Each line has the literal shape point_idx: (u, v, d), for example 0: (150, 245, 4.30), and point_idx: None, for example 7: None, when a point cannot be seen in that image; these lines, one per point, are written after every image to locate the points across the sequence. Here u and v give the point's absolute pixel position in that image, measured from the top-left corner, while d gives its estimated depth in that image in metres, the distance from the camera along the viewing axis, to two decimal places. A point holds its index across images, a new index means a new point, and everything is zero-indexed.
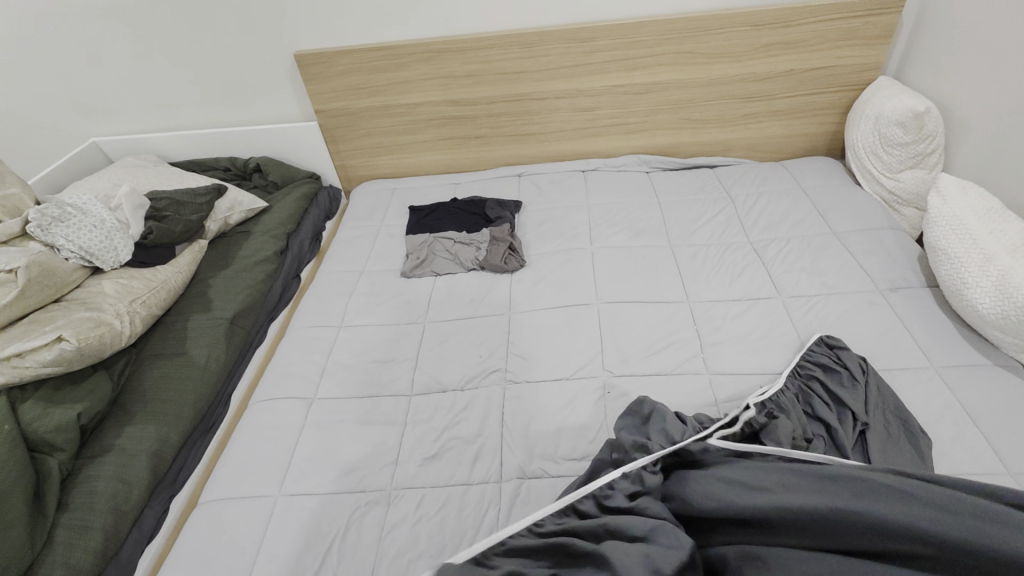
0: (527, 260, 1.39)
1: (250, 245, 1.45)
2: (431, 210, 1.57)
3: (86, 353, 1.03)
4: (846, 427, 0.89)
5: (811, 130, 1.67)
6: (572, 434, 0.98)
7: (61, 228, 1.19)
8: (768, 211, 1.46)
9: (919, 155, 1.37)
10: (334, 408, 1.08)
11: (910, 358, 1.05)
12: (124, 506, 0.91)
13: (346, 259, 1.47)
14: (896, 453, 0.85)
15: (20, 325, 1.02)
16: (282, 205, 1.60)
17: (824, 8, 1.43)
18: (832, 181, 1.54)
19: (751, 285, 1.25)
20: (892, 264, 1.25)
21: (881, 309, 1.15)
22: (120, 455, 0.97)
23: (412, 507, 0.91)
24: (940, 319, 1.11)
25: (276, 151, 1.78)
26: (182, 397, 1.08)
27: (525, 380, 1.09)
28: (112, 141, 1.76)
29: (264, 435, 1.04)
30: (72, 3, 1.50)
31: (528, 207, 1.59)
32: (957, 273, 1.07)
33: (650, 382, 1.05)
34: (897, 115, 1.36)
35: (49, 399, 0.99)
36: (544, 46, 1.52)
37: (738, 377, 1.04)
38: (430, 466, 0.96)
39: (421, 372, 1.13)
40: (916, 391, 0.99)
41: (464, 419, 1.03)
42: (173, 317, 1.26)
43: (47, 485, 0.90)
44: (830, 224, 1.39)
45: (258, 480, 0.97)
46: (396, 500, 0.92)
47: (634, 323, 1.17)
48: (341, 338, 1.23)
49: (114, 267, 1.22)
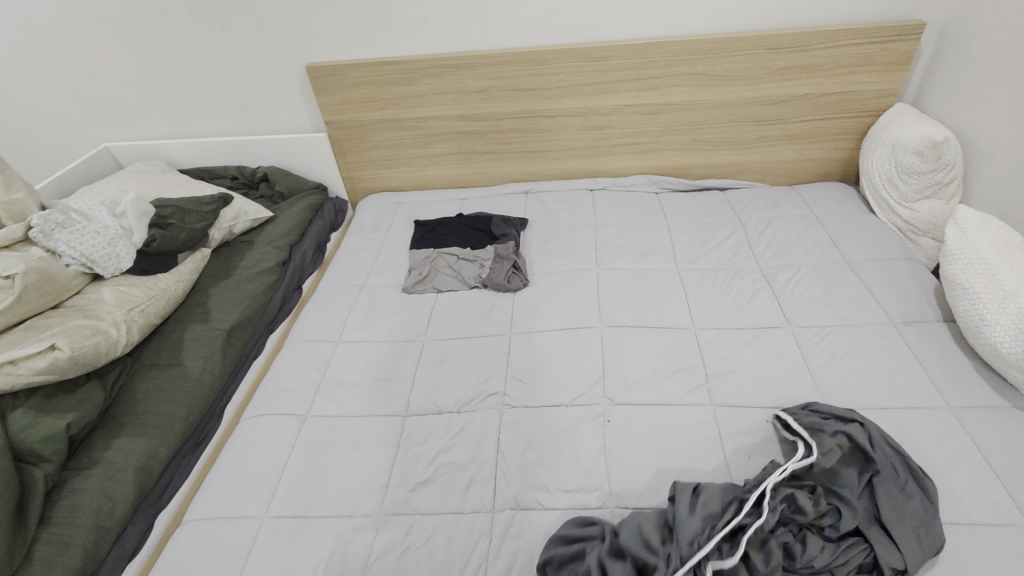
0: (530, 279, 1.37)
1: (253, 256, 1.44)
2: (436, 225, 1.56)
3: (80, 361, 1.01)
4: (851, 479, 0.84)
5: (825, 156, 1.64)
6: (569, 464, 0.94)
7: (64, 233, 1.18)
8: (779, 237, 1.43)
9: (937, 185, 1.34)
10: (327, 427, 1.06)
11: (924, 397, 1.00)
12: (108, 522, 0.89)
13: (348, 272, 1.46)
14: (906, 502, 0.81)
15: (16, 331, 1.01)
16: (287, 215, 1.60)
17: (841, 32, 1.40)
18: (845, 208, 1.51)
19: (760, 313, 1.21)
20: (907, 296, 1.21)
21: (895, 343, 1.11)
22: (107, 468, 0.96)
23: (399, 536, 0.88)
24: (957, 357, 1.07)
25: (285, 161, 1.78)
26: (174, 410, 1.07)
27: (523, 404, 1.06)
28: (124, 147, 1.78)
29: (254, 453, 1.02)
30: (90, 12, 1.52)
31: (534, 225, 1.57)
32: (975, 309, 1.03)
33: (651, 411, 1.02)
34: (914, 144, 1.33)
35: (39, 408, 0.97)
36: (556, 64, 1.51)
37: (743, 410, 1.01)
38: (421, 495, 0.93)
39: (417, 393, 1.11)
40: (930, 432, 0.94)
41: (458, 443, 1.00)
42: (171, 326, 1.25)
43: (31, 497, 0.89)
44: (842, 252, 1.36)
45: (244, 500, 0.95)
46: (384, 527, 0.89)
47: (637, 349, 1.14)
48: (339, 354, 1.21)
49: (114, 274, 1.21)
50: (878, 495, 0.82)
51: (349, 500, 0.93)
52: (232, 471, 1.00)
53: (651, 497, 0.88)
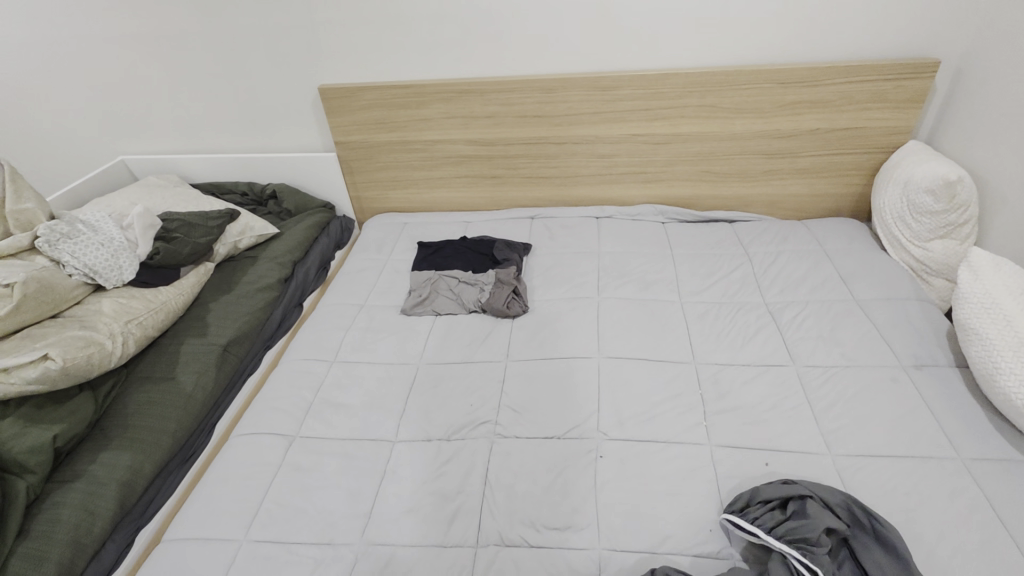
0: (530, 305, 1.35)
1: (255, 271, 1.45)
2: (439, 248, 1.55)
3: (71, 373, 1.02)
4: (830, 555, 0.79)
5: (835, 191, 1.61)
6: (558, 501, 0.91)
7: (68, 243, 1.20)
8: (785, 271, 1.40)
9: (950, 225, 1.30)
10: (314, 449, 1.04)
11: (934, 447, 0.96)
12: (85, 538, 0.88)
13: (348, 291, 1.45)
14: (892, 557, 0.77)
15: (13, 339, 1.02)
16: (293, 232, 1.61)
17: (853, 69, 1.39)
18: (856, 245, 1.48)
19: (764, 350, 1.18)
20: (918, 338, 1.17)
21: (903, 388, 1.06)
22: (89, 483, 0.94)
23: (378, 568, 0.85)
24: (969, 405, 1.02)
25: (295, 178, 1.80)
26: (163, 425, 1.06)
27: (515, 435, 1.03)
28: (139, 160, 1.82)
29: (239, 473, 1.01)
30: (116, 30, 1.58)
31: (538, 250, 1.56)
32: (989, 356, 0.99)
33: (646, 448, 0.98)
34: (927, 182, 1.30)
35: (28, 418, 0.97)
36: (565, 92, 1.52)
37: (741, 450, 0.97)
38: (402, 525, 0.90)
39: (408, 418, 1.09)
40: (939, 485, 0.90)
41: (445, 473, 0.97)
42: (168, 339, 1.25)
43: (11, 509, 0.87)
44: (852, 290, 1.32)
45: (224, 522, 0.93)
46: (363, 559, 0.87)
47: (635, 382, 1.11)
48: (333, 374, 1.20)
49: (116, 285, 1.22)
50: (864, 560, 0.78)
51: (331, 527, 0.91)
52: (216, 491, 0.98)
53: (642, 542, 0.84)
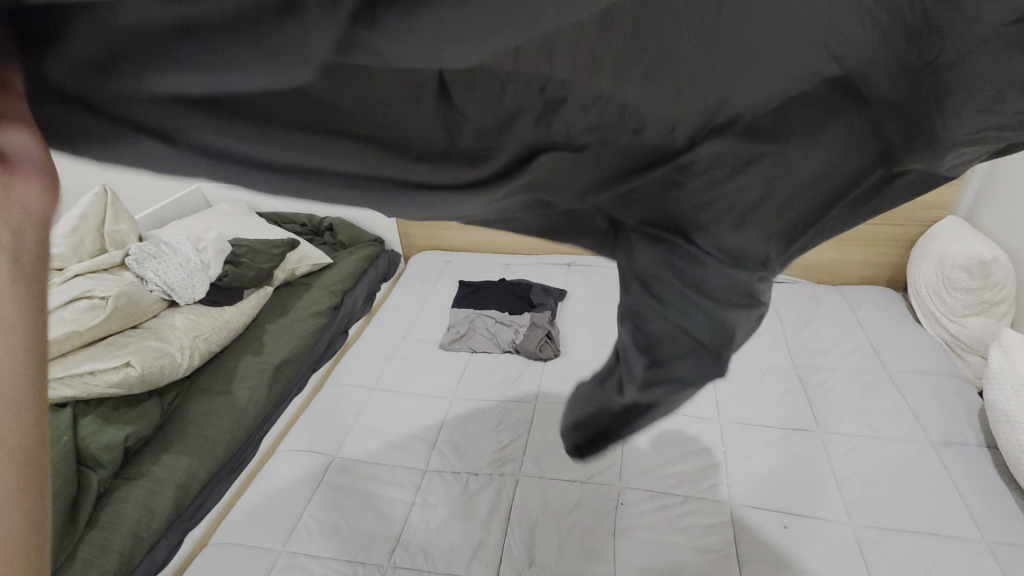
0: (562, 350, 1.41)
1: (308, 298, 1.58)
2: (480, 288, 1.65)
3: (146, 379, 1.14)
4: None
5: (870, 261, 1.64)
6: (578, 545, 0.95)
7: (152, 263, 1.34)
8: (815, 336, 1.43)
9: (986, 303, 1.30)
10: (352, 469, 1.11)
11: (959, 526, 0.96)
12: (144, 533, 0.97)
13: (392, 323, 1.56)
14: None
15: (100, 345, 1.15)
16: (345, 263, 1.74)
17: None
18: (889, 315, 1.49)
19: (789, 414, 1.20)
20: (948, 415, 1.17)
21: (931, 463, 1.06)
22: (151, 482, 1.04)
23: None
24: (999, 488, 1.02)
25: (350, 214, 1.95)
26: (217, 433, 1.16)
27: (540, 474, 1.08)
28: (216, 189, 2.01)
29: (282, 486, 1.09)
30: None
31: (573, 298, 1.63)
32: (1018, 439, 0.99)
33: (666, 501, 1.02)
34: (962, 260, 1.32)
35: (105, 416, 1.09)
36: None
37: (761, 512, 1.00)
38: (424, 550, 0.96)
39: (440, 448, 1.15)
40: (963, 567, 0.89)
41: (472, 505, 1.03)
42: (228, 355, 1.37)
43: (84, 499, 0.98)
44: (882, 360, 1.34)
45: (266, 532, 1.01)
46: None
47: (658, 437, 1.15)
48: (373, 400, 1.28)
49: (188, 302, 1.36)
50: None
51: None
52: (259, 502, 1.06)
53: None
